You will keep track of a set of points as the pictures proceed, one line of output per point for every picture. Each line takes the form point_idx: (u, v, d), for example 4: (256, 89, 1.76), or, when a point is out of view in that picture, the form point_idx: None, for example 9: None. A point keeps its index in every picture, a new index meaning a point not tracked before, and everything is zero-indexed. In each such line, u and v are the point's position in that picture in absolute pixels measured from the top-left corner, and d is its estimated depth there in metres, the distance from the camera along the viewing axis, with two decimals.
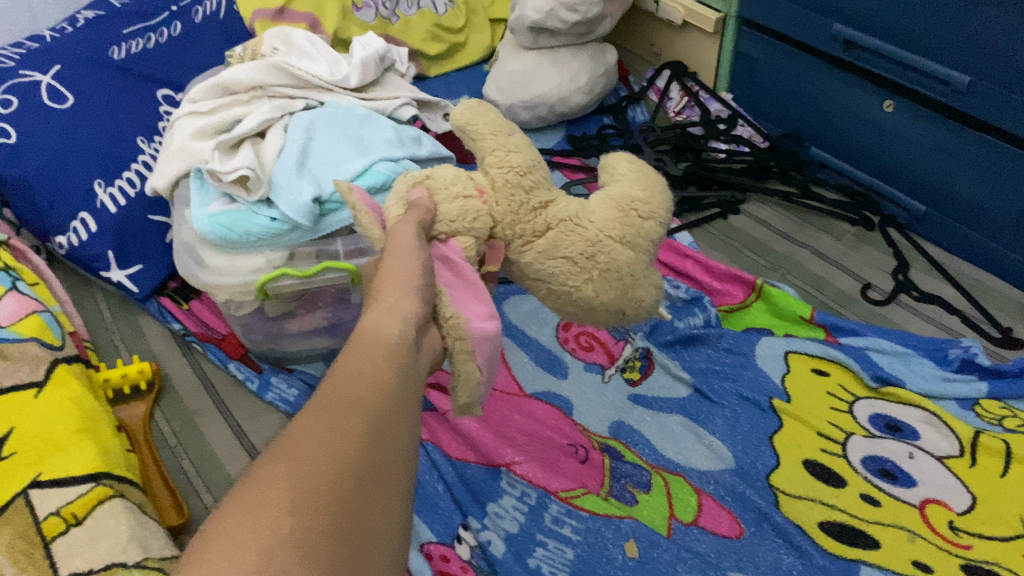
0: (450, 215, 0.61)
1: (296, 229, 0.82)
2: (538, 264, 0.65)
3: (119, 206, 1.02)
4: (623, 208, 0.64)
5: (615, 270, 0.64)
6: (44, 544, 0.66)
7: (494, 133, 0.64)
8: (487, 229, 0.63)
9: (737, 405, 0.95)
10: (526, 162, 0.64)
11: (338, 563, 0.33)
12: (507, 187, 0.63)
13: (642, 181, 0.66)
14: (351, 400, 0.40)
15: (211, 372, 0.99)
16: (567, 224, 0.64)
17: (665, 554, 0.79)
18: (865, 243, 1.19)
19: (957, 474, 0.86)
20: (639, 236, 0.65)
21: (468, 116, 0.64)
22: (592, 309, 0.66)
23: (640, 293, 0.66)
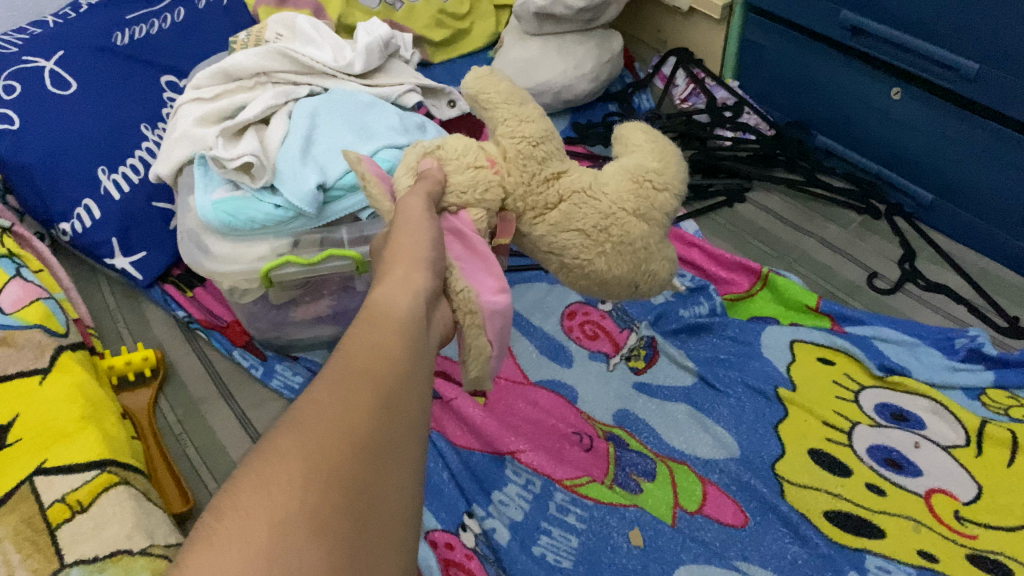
0: (461, 185, 0.61)
1: (299, 216, 0.82)
2: (550, 237, 0.65)
3: (123, 191, 1.02)
4: (636, 178, 0.65)
5: (629, 243, 0.63)
6: (49, 531, 0.67)
7: (508, 101, 0.64)
8: (499, 200, 0.63)
9: (742, 394, 0.95)
10: (539, 132, 0.64)
11: (350, 539, 0.33)
12: (519, 157, 0.63)
13: (656, 154, 0.67)
14: (362, 374, 0.40)
15: (216, 359, 0.99)
16: (580, 196, 0.64)
17: (670, 544, 0.79)
18: (872, 232, 1.18)
19: (963, 464, 0.85)
20: (653, 208, 0.65)
21: (480, 84, 0.64)
22: (604, 283, 0.65)
23: (653, 267, 0.66)
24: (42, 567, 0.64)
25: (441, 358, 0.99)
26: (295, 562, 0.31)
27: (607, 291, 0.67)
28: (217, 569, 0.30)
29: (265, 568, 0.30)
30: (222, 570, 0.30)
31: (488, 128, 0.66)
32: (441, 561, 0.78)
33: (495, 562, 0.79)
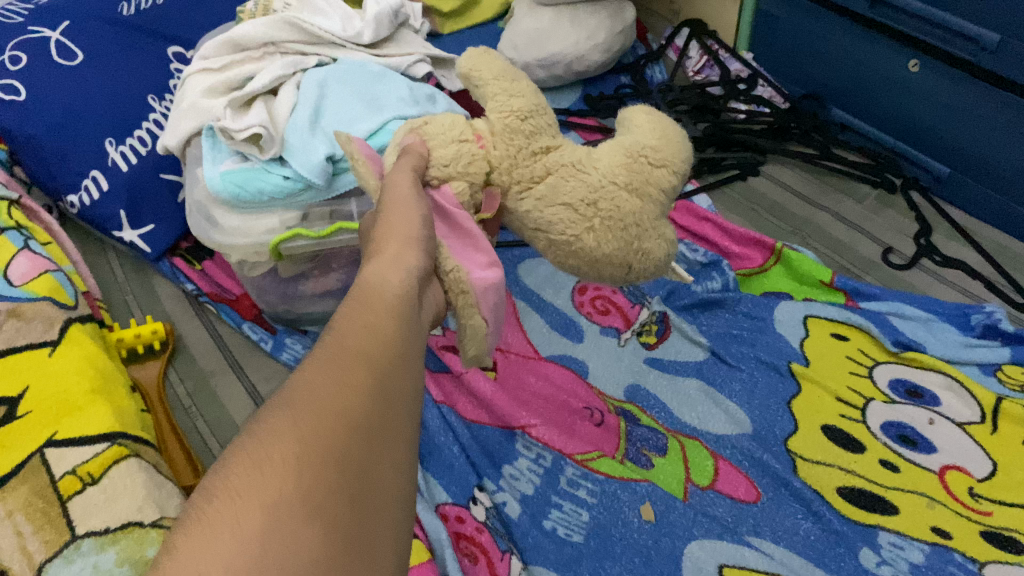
0: (444, 159, 0.60)
1: (309, 189, 0.80)
2: (538, 212, 0.63)
3: (131, 164, 1.01)
4: (631, 154, 0.63)
5: (620, 218, 0.61)
6: (61, 502, 0.67)
7: (499, 78, 0.63)
8: (483, 173, 0.62)
9: (754, 369, 0.94)
10: (528, 106, 0.63)
11: (345, 519, 0.32)
12: (507, 132, 0.62)
13: (656, 130, 0.64)
14: (355, 353, 0.39)
15: (225, 333, 0.99)
16: (568, 170, 0.62)
17: (682, 518, 0.79)
18: (887, 207, 1.17)
19: (978, 441, 0.85)
20: (647, 183, 0.62)
21: (473, 62, 0.63)
22: (594, 260, 0.63)
23: (647, 246, 0.63)
24: (55, 538, 0.64)
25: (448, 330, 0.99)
26: (289, 543, 0.30)
27: (598, 271, 0.64)
28: (210, 551, 0.29)
29: (258, 549, 0.29)
30: (214, 553, 0.29)
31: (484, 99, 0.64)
32: (452, 535, 0.78)
33: (506, 536, 0.79)
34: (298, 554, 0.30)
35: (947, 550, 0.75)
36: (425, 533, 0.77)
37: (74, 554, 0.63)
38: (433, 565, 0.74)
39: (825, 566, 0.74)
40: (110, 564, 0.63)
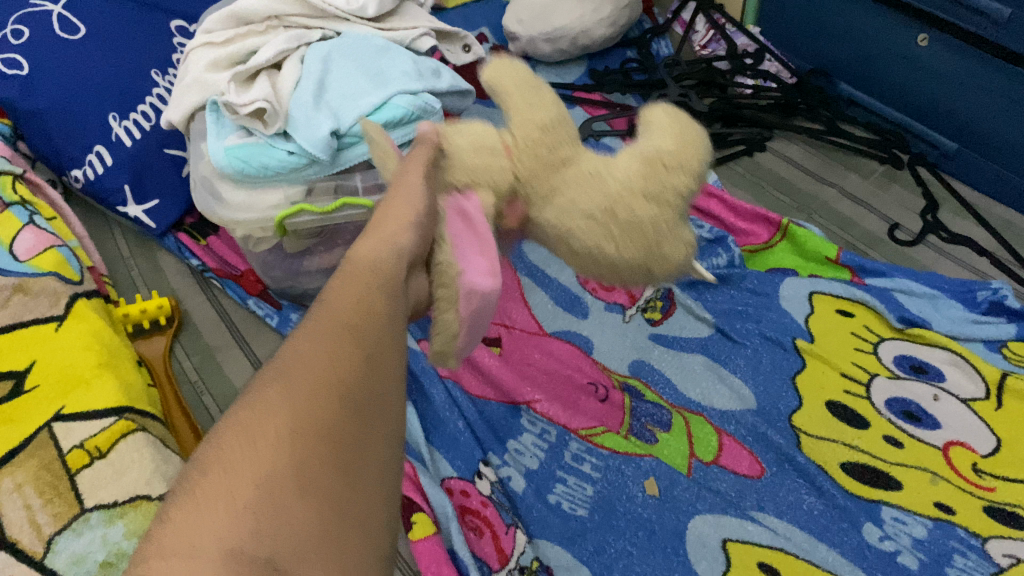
0: (469, 164, 0.58)
1: (314, 163, 0.80)
2: (556, 221, 0.59)
3: (135, 139, 1.01)
4: (649, 161, 0.59)
5: (639, 224, 0.57)
6: (68, 476, 0.67)
7: (521, 86, 0.60)
8: (508, 183, 0.59)
9: (759, 345, 0.94)
10: (550, 117, 0.60)
11: (338, 492, 0.33)
12: (530, 144, 0.59)
13: (673, 133, 0.61)
14: (346, 327, 0.40)
15: (230, 308, 0.99)
16: (588, 178, 0.59)
17: (686, 493, 0.80)
18: (894, 182, 1.16)
19: (982, 417, 0.85)
20: (667, 190, 0.58)
21: (495, 72, 0.60)
22: (608, 262, 0.59)
23: (665, 249, 0.59)
24: (63, 511, 0.65)
25: None
26: (282, 519, 0.31)
27: (617, 271, 0.60)
28: (203, 530, 0.30)
29: (251, 527, 0.30)
30: (207, 529, 0.30)
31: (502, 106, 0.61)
32: (457, 508, 0.78)
33: (510, 509, 0.79)
34: (291, 529, 0.31)
35: (949, 525, 0.75)
36: (429, 506, 0.77)
37: (82, 527, 0.65)
38: (439, 539, 0.74)
39: (828, 541, 0.75)
40: (118, 537, 0.64)
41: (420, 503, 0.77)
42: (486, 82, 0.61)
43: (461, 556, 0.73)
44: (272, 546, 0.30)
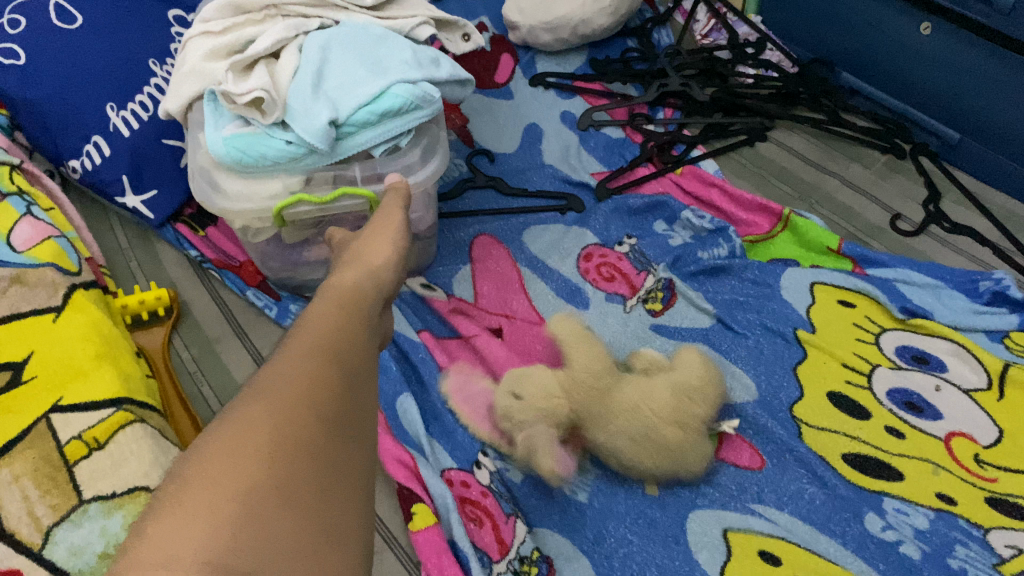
0: (535, 400, 0.78)
1: (312, 153, 0.80)
2: (605, 441, 0.78)
3: (132, 129, 1.00)
4: (676, 394, 0.80)
5: (668, 448, 0.77)
6: (67, 467, 0.67)
7: (577, 345, 0.86)
8: (567, 416, 0.79)
9: (761, 336, 0.94)
10: (607, 389, 0.80)
11: (316, 507, 0.34)
12: (586, 392, 0.80)
13: (699, 373, 0.83)
14: (326, 349, 0.41)
15: (229, 299, 0.98)
16: (630, 412, 0.77)
17: (686, 487, 0.80)
18: (896, 172, 1.16)
19: (984, 407, 0.84)
20: (690, 417, 0.79)
21: (558, 328, 0.90)
22: (648, 471, 0.78)
23: (690, 460, 0.78)
24: (62, 502, 0.65)
25: (452, 297, 0.98)
26: (262, 530, 0.31)
27: (655, 473, 0.78)
28: (184, 537, 0.30)
29: (232, 537, 0.31)
30: (189, 538, 0.30)
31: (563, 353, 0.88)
32: (457, 498, 0.78)
33: (510, 500, 0.79)
34: (272, 541, 0.31)
35: (951, 516, 0.75)
36: (429, 496, 0.77)
37: (81, 518, 0.65)
38: (439, 529, 0.74)
39: (829, 532, 0.75)
40: (117, 528, 0.65)
41: (420, 494, 0.77)
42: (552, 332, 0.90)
43: (462, 546, 0.73)
44: (252, 557, 0.30)
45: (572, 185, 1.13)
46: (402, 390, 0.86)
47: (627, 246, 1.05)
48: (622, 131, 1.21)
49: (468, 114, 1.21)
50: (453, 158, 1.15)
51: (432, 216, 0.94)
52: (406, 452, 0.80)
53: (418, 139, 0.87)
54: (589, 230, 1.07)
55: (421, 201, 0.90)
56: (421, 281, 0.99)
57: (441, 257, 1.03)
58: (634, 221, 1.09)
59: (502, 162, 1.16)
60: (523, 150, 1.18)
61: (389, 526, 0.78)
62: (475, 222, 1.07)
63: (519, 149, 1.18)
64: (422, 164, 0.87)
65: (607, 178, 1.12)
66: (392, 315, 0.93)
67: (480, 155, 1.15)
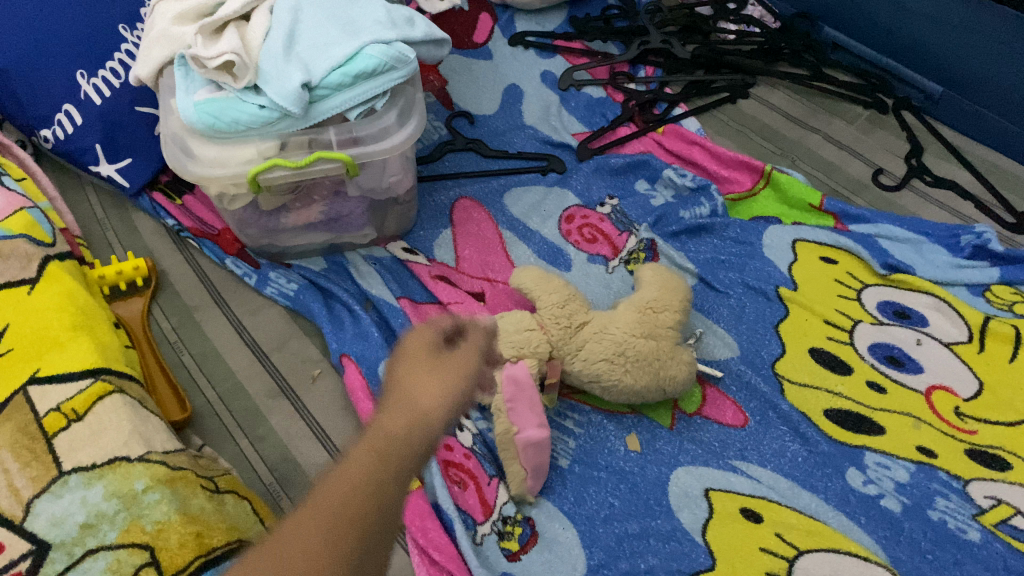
0: (519, 343, 0.78)
1: (286, 117, 0.78)
2: (586, 370, 0.79)
3: (104, 97, 0.97)
4: (641, 309, 0.82)
5: (644, 360, 0.78)
6: (46, 439, 0.67)
7: (537, 283, 0.85)
8: (547, 351, 0.79)
9: (742, 294, 0.93)
10: (563, 298, 0.82)
11: None
12: (555, 320, 0.81)
13: (659, 286, 0.85)
14: (336, 522, 0.37)
15: (208, 267, 0.97)
16: (598, 335, 0.80)
17: (668, 446, 0.81)
18: (879, 127, 1.15)
19: (964, 360, 0.85)
20: (657, 326, 0.81)
21: (521, 278, 0.86)
22: (632, 391, 0.79)
23: (670, 372, 0.79)
24: (41, 474, 0.65)
25: (435, 263, 0.98)
26: None
27: (640, 394, 0.80)
28: None
29: None
30: None
31: (529, 300, 0.85)
32: (441, 462, 0.78)
33: (494, 460, 0.79)
34: None
35: (931, 468, 0.76)
36: None
37: (61, 489, 0.64)
38: (423, 493, 0.75)
39: (812, 487, 0.76)
40: (98, 498, 0.64)
41: None
42: (514, 284, 0.86)
43: (445, 509, 0.73)
44: None
45: (554, 146, 1.12)
46: (384, 355, 0.85)
47: (608, 206, 1.04)
48: (603, 90, 1.20)
49: (446, 75, 1.18)
50: (432, 120, 1.13)
51: (411, 178, 0.92)
52: None
53: (393, 101, 0.85)
54: (569, 191, 1.06)
55: (397, 164, 0.88)
56: (403, 247, 0.99)
57: (421, 222, 1.02)
58: (616, 181, 1.08)
59: (482, 124, 1.14)
60: (504, 111, 1.16)
61: None
62: (455, 185, 1.06)
63: (499, 109, 1.16)
64: (399, 126, 0.85)
65: (588, 139, 1.11)
66: (371, 282, 0.94)
67: (459, 117, 1.14)
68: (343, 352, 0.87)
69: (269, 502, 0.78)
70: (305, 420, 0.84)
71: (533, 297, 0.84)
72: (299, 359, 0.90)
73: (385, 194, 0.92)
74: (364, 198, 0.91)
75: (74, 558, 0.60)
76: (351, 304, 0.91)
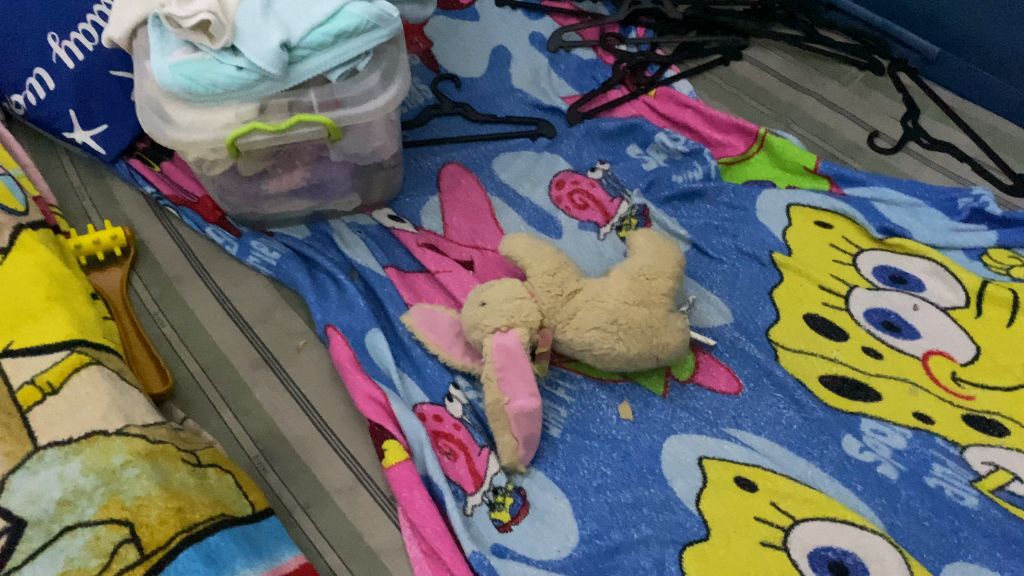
0: (509, 312, 0.75)
1: (265, 79, 0.75)
2: (578, 338, 0.77)
3: (76, 61, 0.93)
4: (635, 276, 0.80)
5: (638, 328, 0.76)
6: (21, 413, 0.64)
7: (527, 251, 0.82)
8: (538, 319, 0.77)
9: (736, 260, 0.91)
10: (554, 265, 0.80)
11: None
12: (546, 288, 0.78)
13: (652, 251, 0.83)
14: None
15: (188, 236, 0.95)
16: (590, 302, 0.78)
17: (661, 414, 0.79)
18: (874, 89, 1.13)
19: (961, 325, 0.84)
20: (651, 293, 0.80)
21: (510, 245, 0.84)
22: (624, 358, 0.77)
23: (663, 340, 0.77)
24: (17, 449, 0.62)
25: (421, 230, 0.95)
26: None
27: (633, 362, 0.78)
28: None
29: None
30: None
31: (518, 268, 0.83)
32: (430, 433, 0.77)
33: (484, 430, 0.77)
34: None
35: (928, 435, 0.75)
36: (402, 432, 0.76)
37: (37, 465, 0.61)
38: (412, 465, 0.73)
39: (807, 455, 0.75)
40: (75, 474, 0.61)
41: (392, 431, 0.75)
42: (503, 253, 0.84)
43: (436, 480, 0.72)
44: None
45: (543, 110, 1.09)
46: (371, 326, 0.83)
47: (599, 171, 1.02)
48: (593, 52, 1.17)
49: (432, 37, 1.15)
50: (417, 84, 1.10)
51: (396, 144, 0.90)
52: (378, 388, 0.79)
53: (377, 62, 0.82)
54: (560, 156, 1.04)
55: (381, 129, 0.85)
56: (389, 214, 0.97)
57: (407, 188, 0.99)
58: (608, 146, 1.05)
59: (469, 88, 1.11)
60: (491, 74, 1.13)
61: (361, 463, 0.77)
62: (442, 150, 1.03)
63: (486, 73, 1.13)
64: (383, 88, 0.82)
65: (578, 102, 1.08)
66: (357, 251, 0.92)
67: (446, 81, 1.11)
68: (329, 323, 0.84)
69: (253, 476, 0.76)
70: (290, 391, 0.82)
71: (523, 264, 0.82)
72: (284, 330, 0.87)
73: (370, 160, 0.89)
74: (348, 163, 0.89)
75: (52, 535, 0.58)
76: (337, 273, 0.89)
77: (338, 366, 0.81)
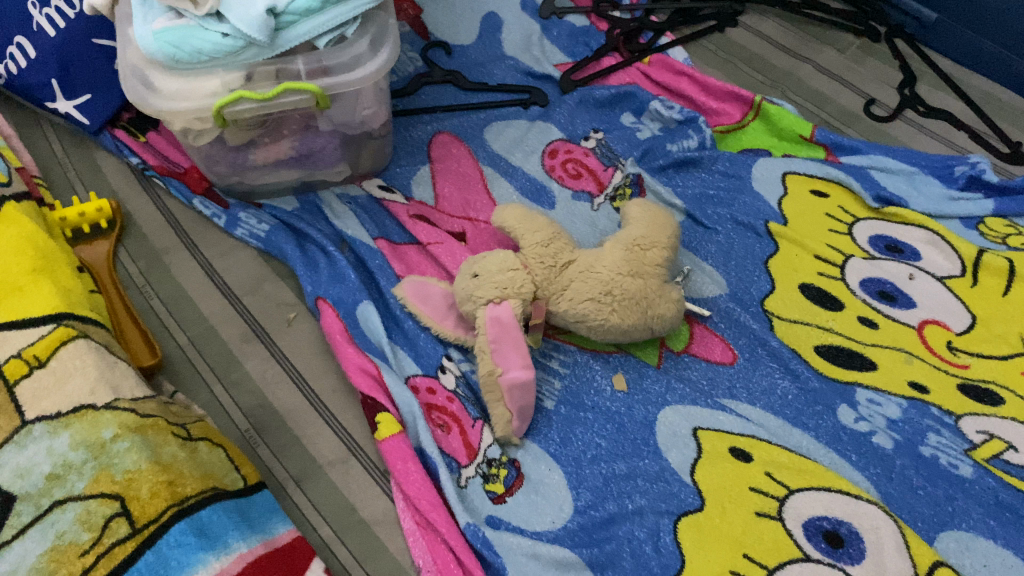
0: (501, 283, 0.74)
1: (251, 45, 0.73)
2: (572, 309, 0.76)
3: (58, 28, 0.92)
4: (629, 246, 0.79)
5: (632, 299, 0.76)
6: (9, 387, 0.63)
7: (520, 222, 0.81)
8: (532, 291, 0.76)
9: (731, 230, 0.90)
10: (547, 236, 0.79)
11: None
12: (539, 259, 0.77)
13: (647, 222, 0.82)
14: None
15: (175, 208, 0.93)
16: (584, 273, 0.77)
17: (655, 385, 0.79)
18: (870, 56, 1.12)
19: (956, 294, 0.83)
20: (646, 263, 0.79)
21: (502, 217, 0.82)
22: (619, 329, 0.77)
23: (657, 310, 0.77)
24: (5, 424, 0.61)
25: (412, 202, 0.94)
26: None
27: (627, 333, 0.78)
28: None
29: None
30: None
31: (511, 239, 0.82)
32: (423, 405, 0.76)
33: (476, 402, 0.77)
34: None
35: (923, 404, 0.74)
36: (394, 405, 0.75)
37: (25, 440, 0.60)
38: (405, 437, 0.73)
39: (803, 425, 0.74)
40: (64, 448, 0.60)
41: (385, 404, 0.74)
42: (496, 224, 0.83)
43: (429, 453, 0.72)
44: None
45: (535, 77, 1.08)
46: (362, 298, 0.82)
47: (592, 140, 1.01)
48: (586, 19, 1.15)
49: (422, 3, 1.13)
50: (407, 52, 1.08)
51: (386, 112, 0.88)
52: (370, 360, 0.78)
53: (364, 28, 0.80)
54: (553, 125, 1.02)
55: (370, 96, 0.83)
56: (379, 184, 0.95)
57: (398, 158, 0.98)
58: (602, 114, 1.04)
59: (460, 56, 1.09)
60: (482, 41, 1.11)
61: (354, 435, 0.77)
62: (433, 119, 1.02)
63: (477, 40, 1.11)
64: (371, 54, 0.80)
65: (571, 70, 1.07)
66: (347, 222, 0.90)
67: (436, 48, 1.09)
68: (319, 295, 0.83)
69: (245, 450, 0.75)
70: (281, 364, 0.82)
71: (516, 235, 0.81)
72: (274, 302, 0.86)
73: (359, 129, 0.88)
74: (337, 132, 0.87)
75: (42, 510, 0.57)
76: (326, 244, 0.87)
77: (329, 340, 0.80)
